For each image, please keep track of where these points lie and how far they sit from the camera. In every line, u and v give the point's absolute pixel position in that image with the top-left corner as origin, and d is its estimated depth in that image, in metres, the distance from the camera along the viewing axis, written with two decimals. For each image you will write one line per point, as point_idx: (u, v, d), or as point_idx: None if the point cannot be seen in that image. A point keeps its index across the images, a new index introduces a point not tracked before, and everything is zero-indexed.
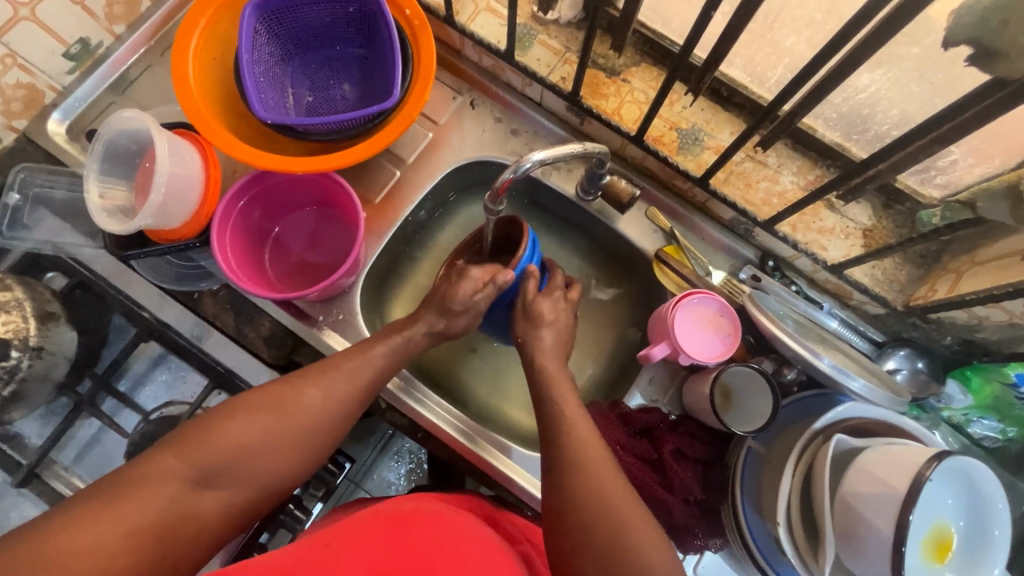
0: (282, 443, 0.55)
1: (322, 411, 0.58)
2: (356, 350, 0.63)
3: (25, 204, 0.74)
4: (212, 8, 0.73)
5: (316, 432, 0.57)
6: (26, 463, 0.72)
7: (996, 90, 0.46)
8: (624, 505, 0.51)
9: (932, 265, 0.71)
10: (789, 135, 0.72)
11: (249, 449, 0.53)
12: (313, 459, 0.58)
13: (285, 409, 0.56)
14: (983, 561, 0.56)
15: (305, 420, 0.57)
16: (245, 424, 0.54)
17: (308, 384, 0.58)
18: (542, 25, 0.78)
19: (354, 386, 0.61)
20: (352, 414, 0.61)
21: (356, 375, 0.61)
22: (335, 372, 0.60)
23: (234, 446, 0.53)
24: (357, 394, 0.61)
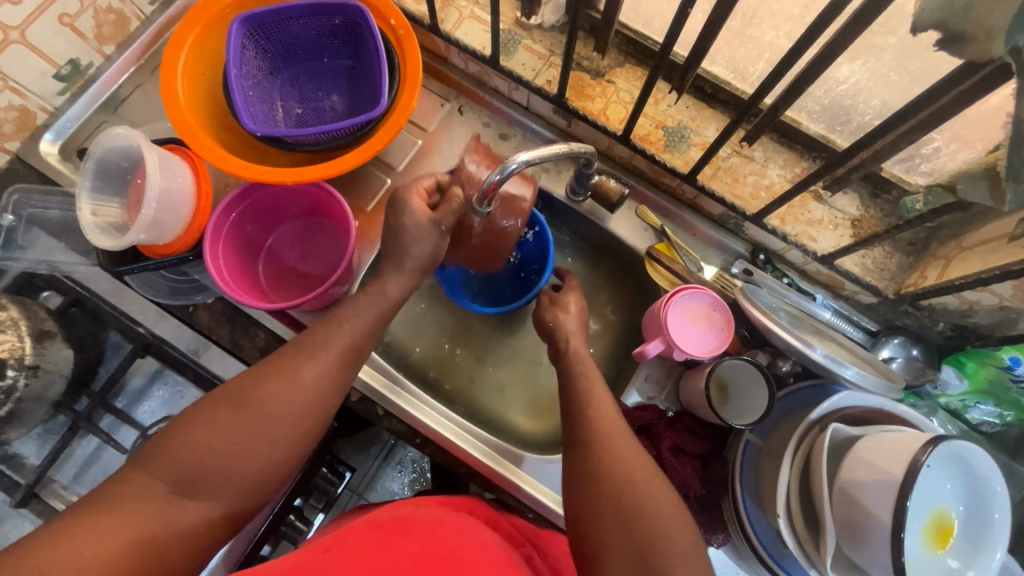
0: (259, 437, 0.51)
1: (298, 397, 0.54)
2: (329, 328, 0.59)
3: (19, 224, 0.74)
4: (199, 25, 0.74)
5: (297, 418, 0.53)
6: (25, 482, 0.72)
7: (969, 75, 0.47)
8: (644, 485, 0.49)
9: (921, 252, 0.71)
10: (774, 129, 0.72)
11: (225, 449, 0.49)
12: (299, 448, 0.54)
13: (256, 400, 0.52)
14: (985, 544, 0.56)
15: (283, 406, 0.53)
16: (218, 422, 0.50)
17: (280, 371, 0.54)
18: (526, 30, 0.79)
19: (331, 366, 0.57)
20: (334, 393, 0.57)
21: (334, 355, 0.57)
22: (307, 354, 0.56)
23: (207, 450, 0.49)
24: (336, 374, 0.57)
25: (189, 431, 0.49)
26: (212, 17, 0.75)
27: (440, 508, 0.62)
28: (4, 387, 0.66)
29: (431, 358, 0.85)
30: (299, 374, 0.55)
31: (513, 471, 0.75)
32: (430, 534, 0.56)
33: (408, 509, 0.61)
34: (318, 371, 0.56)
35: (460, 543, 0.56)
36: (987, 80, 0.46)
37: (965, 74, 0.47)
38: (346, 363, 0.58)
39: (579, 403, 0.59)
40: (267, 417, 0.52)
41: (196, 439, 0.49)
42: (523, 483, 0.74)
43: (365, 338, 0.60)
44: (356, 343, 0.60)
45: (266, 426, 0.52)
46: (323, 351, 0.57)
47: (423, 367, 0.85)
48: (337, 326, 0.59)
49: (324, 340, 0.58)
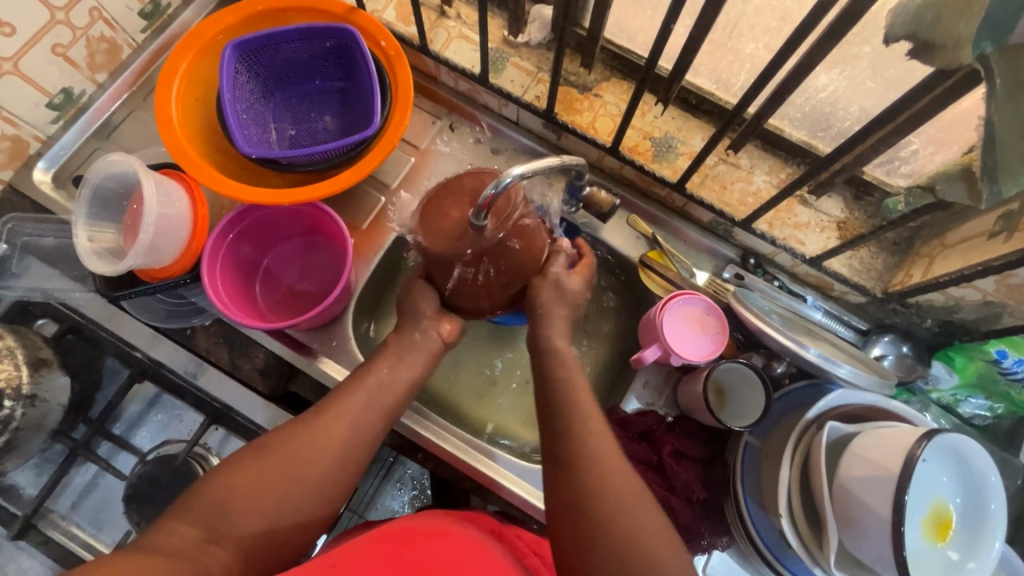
0: (287, 482, 0.55)
1: (324, 445, 0.58)
2: (351, 381, 0.63)
3: (13, 253, 0.74)
4: (192, 51, 0.75)
5: (323, 465, 0.57)
6: (22, 514, 0.72)
7: (941, 81, 0.49)
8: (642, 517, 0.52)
9: (906, 251, 0.73)
10: (758, 136, 0.74)
11: (255, 494, 0.53)
12: (326, 496, 0.57)
13: (287, 451, 0.56)
14: (984, 535, 0.57)
15: (313, 455, 0.57)
16: (254, 470, 0.55)
17: (308, 421, 0.59)
18: (514, 48, 0.81)
19: (354, 415, 0.61)
20: (361, 445, 0.60)
21: (357, 402, 0.61)
22: (330, 406, 0.61)
23: (239, 495, 0.53)
24: (358, 427, 0.60)
25: (222, 476, 0.54)
26: (205, 44, 0.76)
27: (441, 517, 0.63)
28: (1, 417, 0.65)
29: (429, 373, 0.85)
30: (326, 423, 0.59)
31: (514, 480, 0.74)
32: (438, 546, 0.57)
33: (411, 520, 0.61)
34: (343, 420, 0.60)
35: (465, 551, 0.57)
36: (960, 83, 0.48)
37: (937, 81, 0.49)
38: (369, 411, 0.62)
39: (578, 408, 0.60)
40: (294, 464, 0.56)
41: (230, 485, 0.53)
42: (525, 493, 0.74)
43: (385, 387, 0.64)
44: (375, 393, 0.63)
45: (295, 472, 0.56)
46: (347, 399, 0.61)
47: (422, 382, 0.85)
48: (358, 378, 0.63)
49: (346, 391, 0.62)
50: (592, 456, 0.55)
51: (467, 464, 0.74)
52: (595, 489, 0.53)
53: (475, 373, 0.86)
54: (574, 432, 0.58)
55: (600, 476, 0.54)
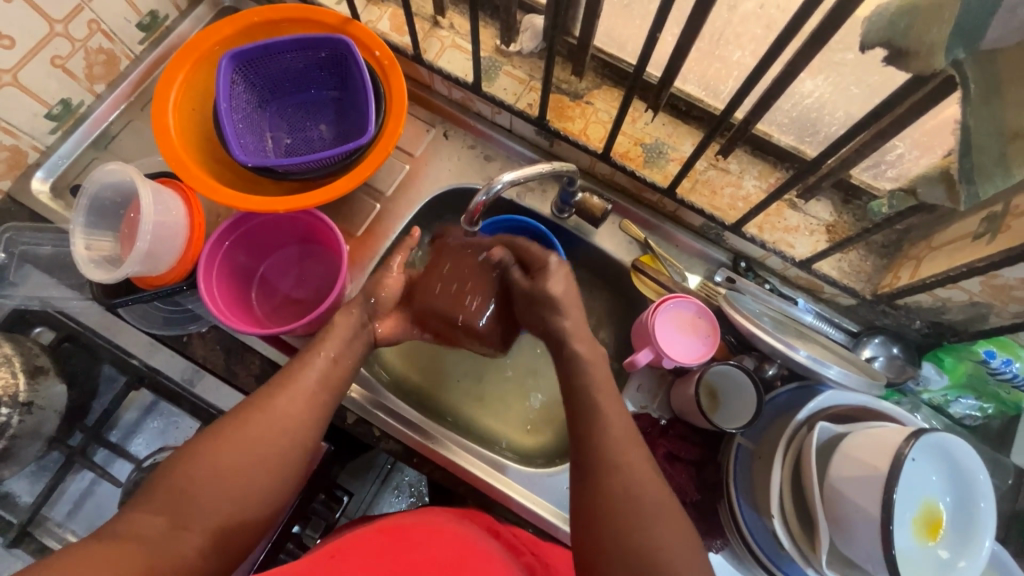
0: (244, 464, 0.55)
1: (272, 427, 0.57)
2: (298, 362, 0.63)
3: (11, 261, 0.76)
4: (189, 62, 0.76)
5: (278, 445, 0.57)
6: (17, 521, 0.71)
7: (919, 86, 0.50)
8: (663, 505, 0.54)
9: (894, 254, 0.74)
10: (747, 142, 0.75)
11: (214, 479, 0.53)
12: (286, 474, 0.57)
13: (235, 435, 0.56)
14: (974, 533, 0.57)
15: (261, 438, 0.56)
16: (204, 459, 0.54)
17: (258, 404, 0.58)
18: (506, 57, 0.83)
19: (305, 393, 0.61)
20: (312, 422, 0.60)
21: (306, 383, 0.61)
22: (278, 387, 0.60)
23: (198, 480, 0.53)
24: (306, 404, 0.60)
25: (180, 464, 0.54)
26: (202, 55, 0.77)
27: (435, 517, 0.63)
28: None
29: (425, 378, 0.86)
30: (276, 403, 0.59)
31: (510, 485, 0.75)
32: (430, 542, 0.57)
33: (407, 519, 0.62)
34: (290, 401, 0.59)
35: (459, 547, 0.57)
36: (937, 88, 0.49)
37: (915, 87, 0.50)
38: (317, 391, 0.62)
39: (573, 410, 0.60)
40: (250, 446, 0.55)
41: (186, 472, 0.53)
42: (519, 496, 0.74)
43: (334, 364, 0.64)
44: (324, 373, 0.63)
45: (251, 454, 0.55)
46: (299, 379, 0.61)
47: (418, 387, 0.86)
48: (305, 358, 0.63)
49: (296, 372, 0.62)
50: (617, 451, 0.57)
51: (464, 469, 0.75)
52: (623, 497, 0.54)
53: (471, 378, 0.87)
54: (594, 435, 0.58)
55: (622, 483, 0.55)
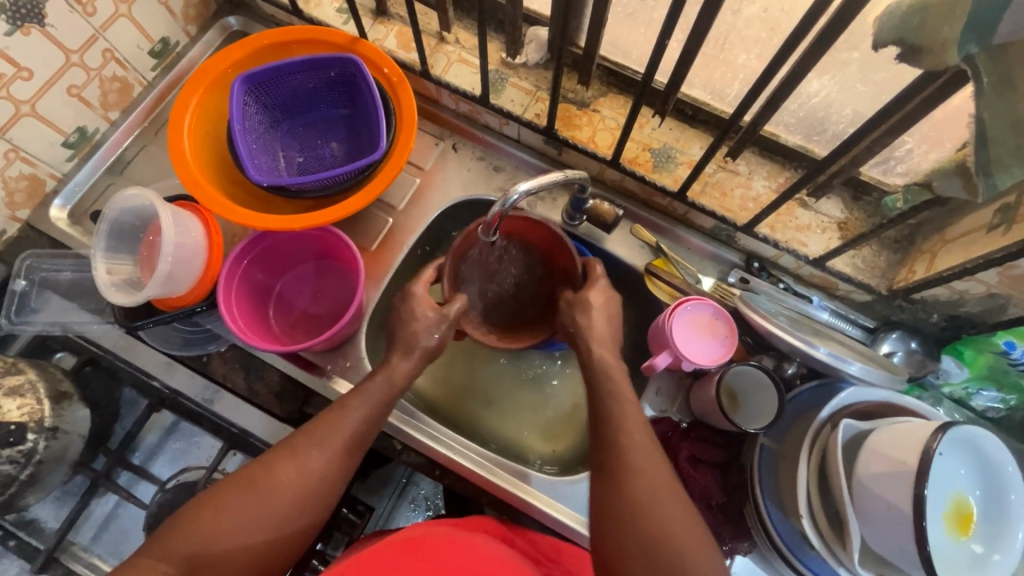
0: (272, 524, 0.54)
1: (308, 483, 0.56)
2: (338, 416, 0.60)
3: (32, 288, 0.77)
4: (203, 86, 0.78)
5: (309, 504, 0.56)
6: (44, 549, 0.70)
7: (931, 81, 0.50)
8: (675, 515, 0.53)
9: (908, 248, 0.74)
10: (755, 143, 0.76)
11: (240, 533, 0.52)
12: (307, 529, 0.56)
13: (271, 487, 0.55)
14: (1007, 526, 0.57)
15: (292, 494, 0.55)
16: (236, 511, 0.53)
17: (294, 458, 0.57)
18: (512, 69, 0.84)
19: (338, 456, 0.58)
20: (344, 480, 0.59)
21: (347, 437, 0.60)
22: (317, 443, 0.58)
23: (221, 536, 0.51)
24: (343, 463, 0.59)
25: (204, 514, 0.52)
26: (214, 78, 0.79)
27: (458, 529, 0.63)
28: (23, 451, 0.65)
29: (443, 390, 0.87)
30: (310, 464, 0.57)
31: (533, 493, 0.75)
32: (455, 552, 0.56)
33: (431, 529, 0.62)
34: (329, 460, 0.58)
35: (481, 558, 0.57)
36: (944, 85, 0.50)
37: (925, 83, 0.51)
38: (355, 449, 0.60)
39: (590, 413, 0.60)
40: (275, 507, 0.54)
41: (212, 526, 0.52)
42: (547, 507, 0.74)
43: (371, 425, 0.62)
44: (365, 429, 0.61)
45: (279, 512, 0.54)
46: (334, 439, 0.59)
47: (436, 399, 0.86)
48: (341, 414, 0.60)
49: (332, 429, 0.59)
50: (635, 456, 0.57)
51: (486, 479, 0.75)
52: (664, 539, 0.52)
53: (488, 388, 0.87)
54: (631, 492, 0.55)
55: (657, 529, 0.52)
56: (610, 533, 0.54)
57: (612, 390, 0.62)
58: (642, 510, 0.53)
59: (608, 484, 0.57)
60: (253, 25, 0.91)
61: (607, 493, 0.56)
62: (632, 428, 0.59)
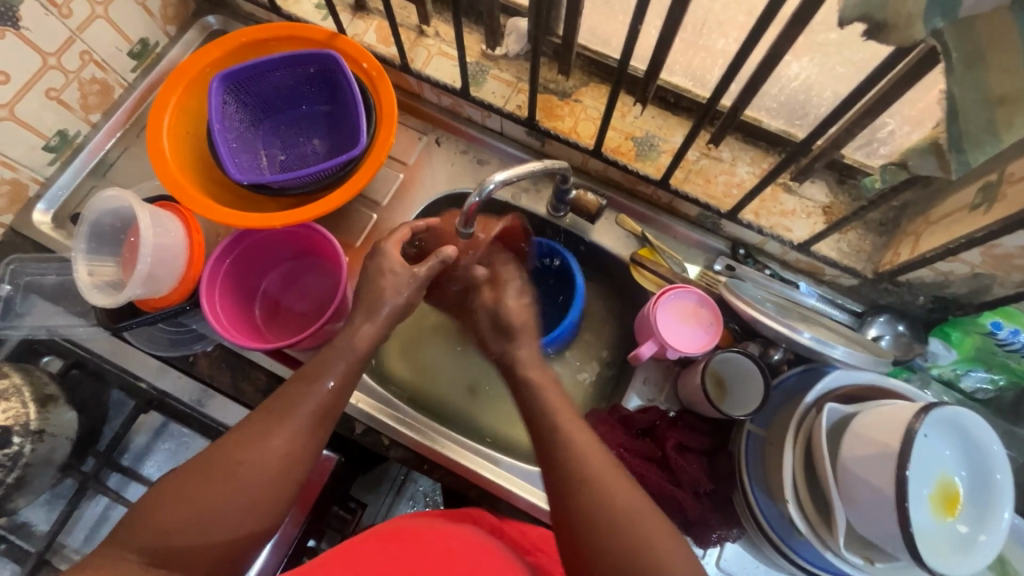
0: (234, 507, 0.52)
1: (269, 462, 0.55)
2: (298, 392, 0.59)
3: (17, 292, 0.76)
4: (181, 86, 0.78)
5: (271, 485, 0.55)
6: (35, 551, 0.71)
7: (904, 58, 0.50)
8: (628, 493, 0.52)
9: (893, 231, 0.74)
10: (737, 129, 0.76)
11: (201, 519, 0.51)
12: (272, 511, 0.55)
13: (231, 470, 0.53)
14: (991, 506, 0.57)
15: (253, 476, 0.54)
16: (196, 497, 0.52)
17: (253, 439, 0.55)
18: (493, 61, 0.83)
19: (301, 433, 0.57)
20: (307, 460, 0.58)
21: (308, 413, 0.58)
22: (276, 422, 0.57)
23: (181, 524, 0.50)
24: (305, 441, 0.58)
25: (164, 500, 0.51)
26: (193, 78, 0.78)
27: (443, 520, 0.63)
28: (10, 454, 0.65)
29: (433, 385, 0.87)
30: (271, 443, 0.55)
31: (521, 485, 0.75)
32: (439, 547, 0.56)
33: (414, 522, 0.62)
34: (289, 439, 0.56)
35: (466, 548, 0.57)
36: (916, 64, 0.50)
37: (900, 58, 0.50)
38: (316, 426, 0.59)
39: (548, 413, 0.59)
40: (238, 487, 0.53)
41: (173, 512, 0.51)
42: (535, 498, 0.74)
43: (333, 398, 0.60)
44: (326, 405, 0.60)
45: (240, 493, 0.53)
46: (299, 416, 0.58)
47: (425, 394, 0.86)
48: (303, 391, 0.59)
49: (293, 406, 0.58)
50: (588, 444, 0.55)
51: (474, 473, 0.75)
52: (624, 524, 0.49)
53: (477, 383, 0.87)
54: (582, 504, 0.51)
55: (604, 493, 0.51)
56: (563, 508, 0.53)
57: None
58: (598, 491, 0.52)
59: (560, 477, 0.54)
60: (233, 24, 0.91)
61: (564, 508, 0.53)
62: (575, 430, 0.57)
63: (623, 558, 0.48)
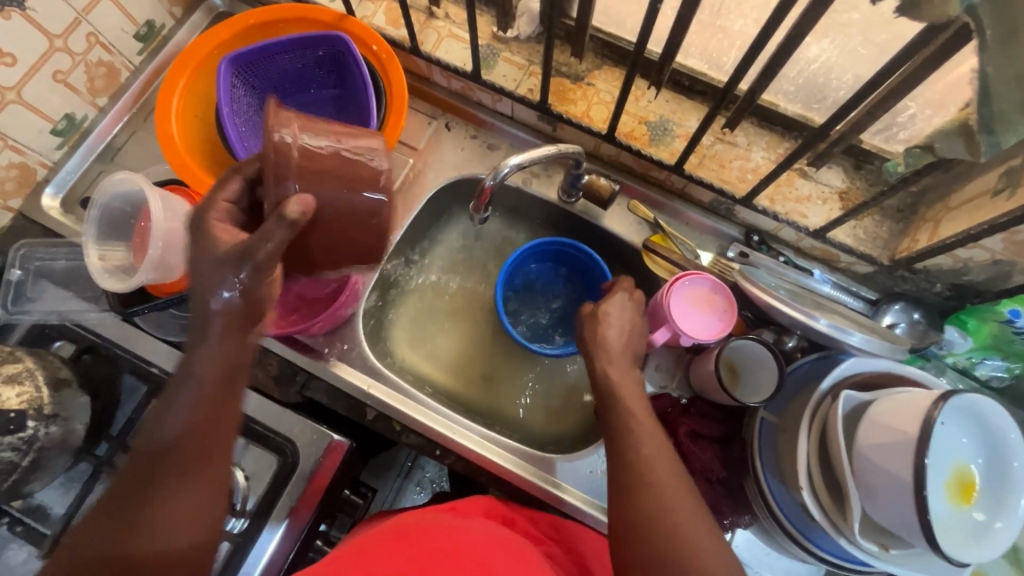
0: (133, 520, 0.46)
1: (154, 462, 0.48)
2: (177, 378, 0.50)
3: (27, 278, 0.77)
4: (190, 67, 0.77)
5: (160, 486, 0.47)
6: (52, 532, 0.70)
7: (934, 36, 0.48)
8: (681, 505, 0.53)
9: (910, 218, 0.73)
10: (752, 113, 0.74)
11: (105, 540, 0.46)
12: (174, 511, 0.47)
13: (123, 486, 0.48)
14: (1008, 495, 0.56)
15: (140, 481, 0.47)
16: (97, 523, 0.47)
17: (140, 448, 0.49)
18: (504, 43, 0.82)
19: (182, 420, 0.49)
20: (196, 447, 0.49)
21: (187, 397, 0.49)
22: (159, 421, 0.49)
23: (87, 551, 0.46)
24: (190, 426, 0.49)
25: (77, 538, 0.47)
26: (201, 60, 0.77)
27: (453, 515, 0.62)
28: (24, 438, 0.64)
29: (443, 372, 0.87)
30: (153, 443, 0.48)
31: (534, 471, 0.75)
32: (455, 537, 0.56)
33: (428, 514, 0.61)
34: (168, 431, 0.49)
35: (479, 544, 0.56)
36: (948, 43, 0.48)
37: (931, 35, 0.48)
38: (201, 406, 0.49)
39: (622, 418, 0.60)
40: (132, 502, 0.47)
41: (95, 531, 0.47)
42: (546, 483, 0.74)
43: (216, 370, 0.50)
44: (208, 379, 0.50)
45: (133, 502, 0.47)
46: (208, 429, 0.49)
47: (435, 380, 0.86)
48: (181, 376, 0.50)
49: (172, 397, 0.50)
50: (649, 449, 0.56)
51: (487, 460, 0.75)
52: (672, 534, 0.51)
53: (487, 369, 0.88)
54: (642, 514, 0.52)
55: (663, 504, 0.52)
56: (621, 508, 0.54)
57: None
58: (654, 502, 0.53)
59: (621, 490, 0.55)
60: (239, 6, 0.90)
61: (620, 509, 0.54)
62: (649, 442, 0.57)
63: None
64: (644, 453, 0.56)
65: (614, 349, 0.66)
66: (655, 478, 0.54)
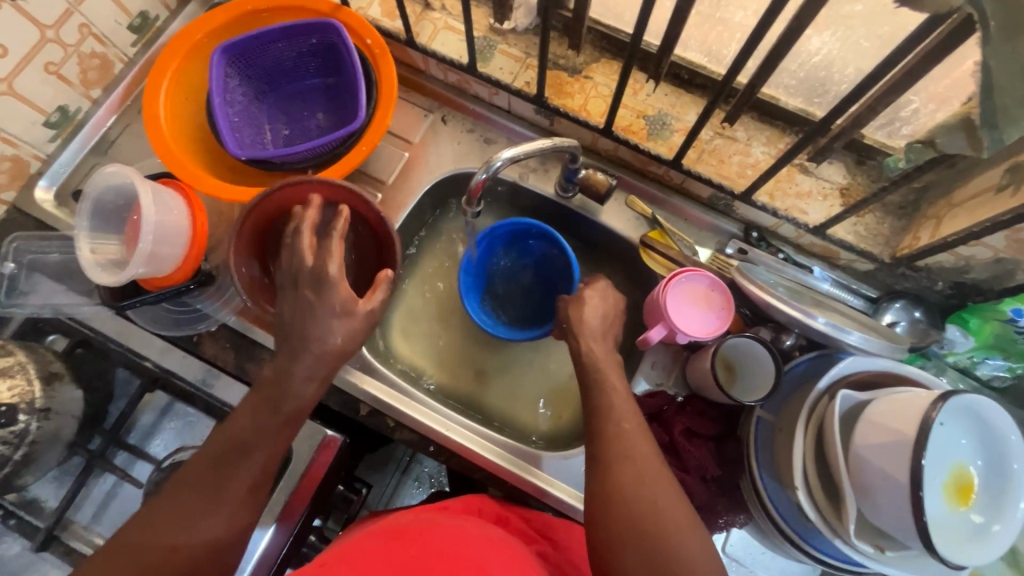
0: (205, 504, 0.50)
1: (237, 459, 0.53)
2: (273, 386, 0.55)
3: (21, 271, 0.76)
4: (181, 53, 0.76)
5: (238, 479, 0.52)
6: (43, 526, 0.69)
7: (933, 29, 0.47)
8: (656, 482, 0.52)
9: (913, 214, 0.72)
10: (753, 107, 0.73)
11: (176, 522, 0.49)
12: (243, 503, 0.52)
13: (203, 473, 0.52)
14: (1007, 496, 0.55)
15: (222, 472, 0.52)
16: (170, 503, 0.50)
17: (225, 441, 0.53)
18: (500, 35, 0.81)
19: (270, 427, 0.54)
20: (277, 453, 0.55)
21: (277, 407, 0.55)
22: (248, 419, 0.54)
23: (158, 529, 0.49)
24: (276, 434, 0.55)
25: (140, 519, 0.49)
26: (192, 47, 0.77)
27: (445, 514, 0.61)
28: (16, 431, 0.64)
29: (439, 367, 0.87)
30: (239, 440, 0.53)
31: (528, 469, 0.74)
32: (447, 537, 0.56)
33: (419, 514, 0.61)
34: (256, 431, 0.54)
35: (474, 543, 0.56)
36: (948, 36, 0.47)
37: (931, 27, 0.47)
38: (289, 419, 0.55)
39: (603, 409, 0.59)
40: (209, 489, 0.51)
41: (168, 508, 0.50)
42: (541, 481, 0.73)
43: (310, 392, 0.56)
44: (299, 396, 0.56)
45: (210, 486, 0.51)
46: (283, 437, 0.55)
47: (431, 376, 0.86)
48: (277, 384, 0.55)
49: (265, 402, 0.55)
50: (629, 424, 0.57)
51: (479, 457, 0.74)
52: (648, 509, 0.51)
53: (483, 365, 0.87)
54: (621, 483, 0.52)
55: (640, 479, 0.52)
56: (599, 478, 0.54)
57: (602, 374, 0.61)
58: (631, 476, 0.53)
59: (598, 464, 0.55)
60: None
61: (597, 484, 0.54)
62: (628, 418, 0.57)
63: (647, 547, 0.49)
64: (625, 429, 0.56)
65: (600, 338, 0.65)
66: (634, 452, 0.54)
